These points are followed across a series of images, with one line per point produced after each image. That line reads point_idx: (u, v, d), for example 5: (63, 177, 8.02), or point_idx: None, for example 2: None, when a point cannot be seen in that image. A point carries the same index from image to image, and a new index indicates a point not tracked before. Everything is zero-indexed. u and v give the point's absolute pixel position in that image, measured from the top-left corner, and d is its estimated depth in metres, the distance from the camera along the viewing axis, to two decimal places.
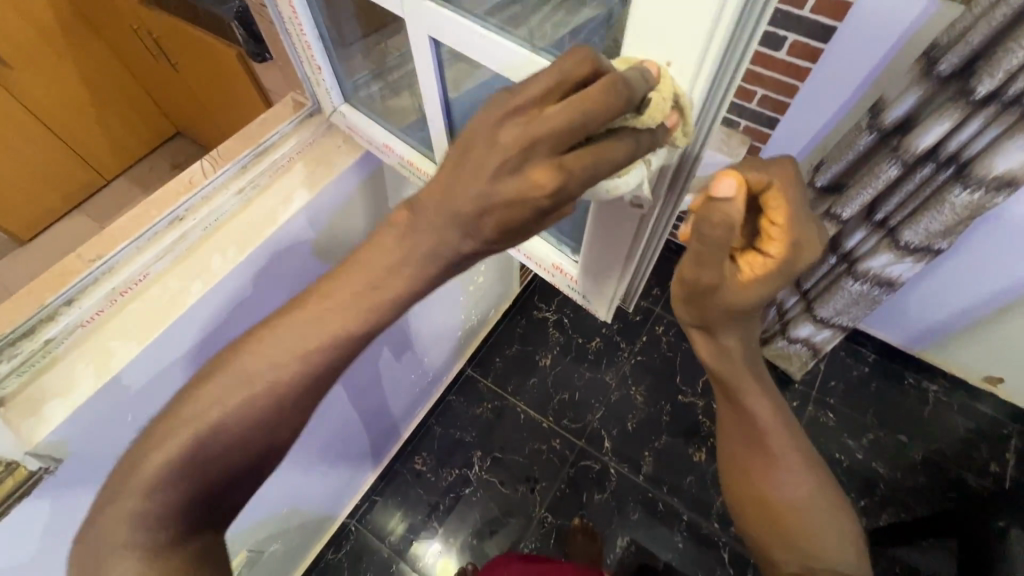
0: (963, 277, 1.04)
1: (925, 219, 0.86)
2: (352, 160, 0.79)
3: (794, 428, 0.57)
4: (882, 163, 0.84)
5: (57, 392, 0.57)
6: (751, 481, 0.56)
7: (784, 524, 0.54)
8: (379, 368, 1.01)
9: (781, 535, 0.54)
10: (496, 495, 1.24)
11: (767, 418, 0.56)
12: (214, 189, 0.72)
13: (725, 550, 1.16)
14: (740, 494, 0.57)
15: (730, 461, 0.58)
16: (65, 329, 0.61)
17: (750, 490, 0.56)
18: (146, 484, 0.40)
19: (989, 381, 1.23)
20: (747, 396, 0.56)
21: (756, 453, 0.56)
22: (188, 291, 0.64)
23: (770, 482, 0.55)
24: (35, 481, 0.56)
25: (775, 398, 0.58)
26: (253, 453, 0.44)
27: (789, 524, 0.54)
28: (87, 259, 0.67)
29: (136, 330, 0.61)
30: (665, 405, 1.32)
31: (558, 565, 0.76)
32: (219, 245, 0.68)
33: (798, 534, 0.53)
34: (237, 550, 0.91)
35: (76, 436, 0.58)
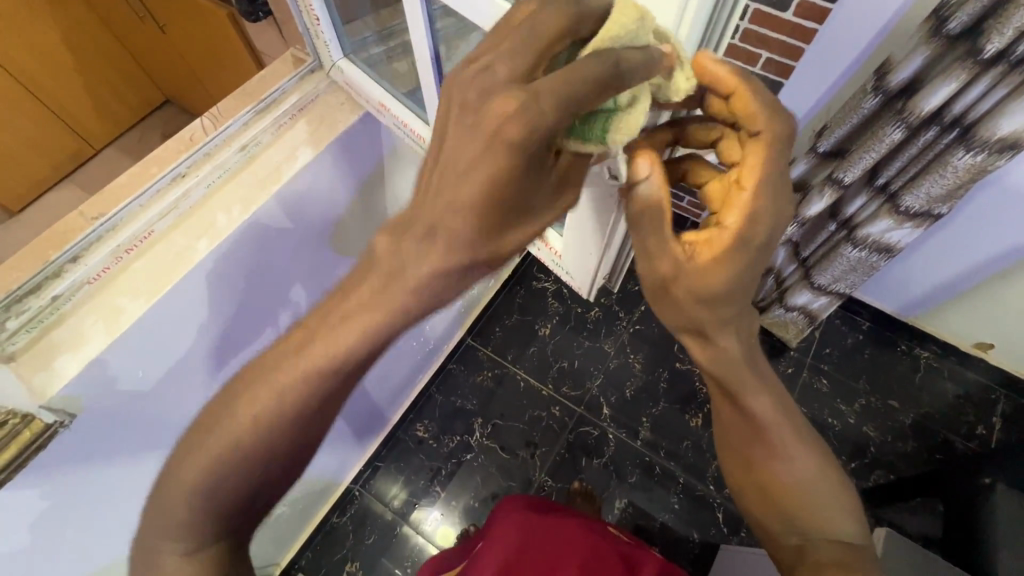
0: (961, 244, 1.04)
1: (927, 183, 0.86)
2: (355, 118, 0.85)
3: (793, 414, 0.57)
4: (886, 127, 0.83)
5: (68, 347, 0.63)
6: (751, 469, 0.56)
7: (786, 508, 0.54)
8: None
9: (778, 513, 0.55)
10: (497, 461, 1.27)
11: (766, 410, 0.56)
12: (218, 144, 0.76)
13: (720, 511, 1.20)
14: (741, 481, 0.58)
15: (730, 449, 0.59)
16: (72, 285, 0.66)
17: (750, 473, 0.57)
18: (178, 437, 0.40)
19: (980, 348, 1.25)
20: (744, 389, 0.56)
21: (755, 442, 0.56)
22: (194, 248, 0.70)
23: (770, 470, 0.55)
24: (52, 434, 0.60)
25: (772, 385, 0.57)
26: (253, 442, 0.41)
27: (791, 508, 0.54)
28: (89, 217, 0.70)
29: (144, 287, 0.67)
30: (663, 372, 1.34)
31: (561, 520, 0.77)
32: (221, 204, 0.73)
33: (800, 516, 0.54)
34: None
35: (87, 393, 0.64)
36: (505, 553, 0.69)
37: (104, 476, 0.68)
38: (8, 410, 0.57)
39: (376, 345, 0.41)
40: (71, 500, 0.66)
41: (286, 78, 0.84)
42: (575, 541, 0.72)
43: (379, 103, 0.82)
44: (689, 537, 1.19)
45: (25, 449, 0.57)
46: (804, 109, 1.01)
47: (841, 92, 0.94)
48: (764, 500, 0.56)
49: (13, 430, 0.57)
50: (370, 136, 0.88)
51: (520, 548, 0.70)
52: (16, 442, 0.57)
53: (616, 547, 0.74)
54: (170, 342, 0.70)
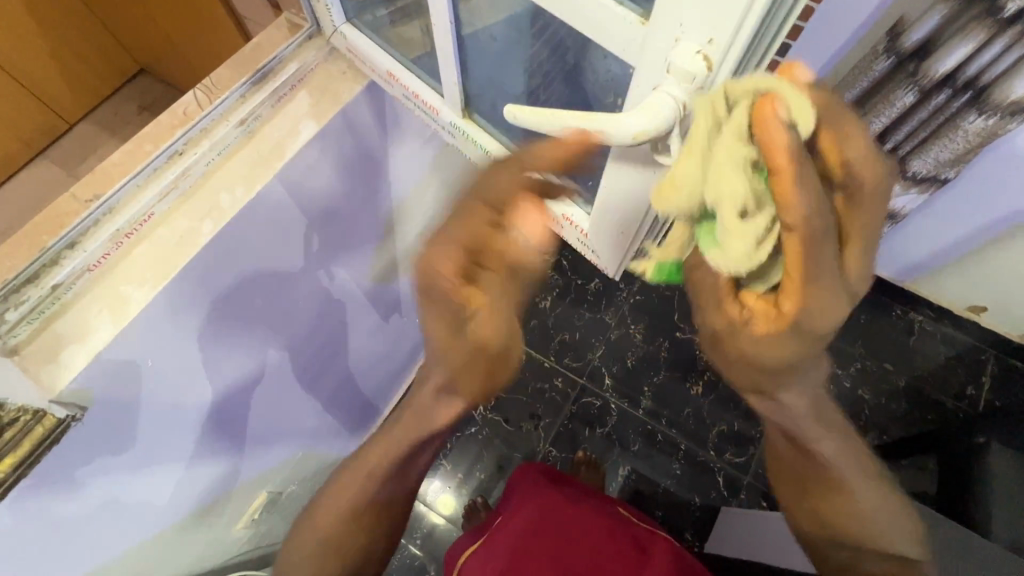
0: (959, 209, 1.03)
1: (936, 146, 0.85)
2: (359, 88, 0.80)
3: (857, 455, 0.62)
4: (897, 90, 0.80)
5: (74, 338, 0.60)
6: (812, 501, 0.63)
7: (843, 534, 0.61)
8: (366, 332, 1.01)
9: (834, 537, 0.61)
10: (501, 432, 1.28)
11: (834, 456, 0.60)
12: (215, 119, 0.72)
13: (721, 474, 1.23)
14: (800, 515, 0.64)
15: (795, 485, 0.64)
16: (72, 273, 0.62)
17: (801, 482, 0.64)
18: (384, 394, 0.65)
19: (972, 310, 1.26)
20: (813, 441, 0.60)
21: (819, 481, 0.62)
22: (199, 230, 0.66)
23: (835, 504, 0.61)
24: (64, 429, 0.57)
25: (842, 438, 0.61)
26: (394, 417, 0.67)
27: (852, 534, 0.60)
28: (83, 200, 0.65)
29: (149, 273, 0.63)
30: (663, 341, 1.33)
31: (563, 491, 0.78)
32: (226, 181, 0.69)
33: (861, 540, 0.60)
34: (257, 493, 0.92)
35: (98, 384, 0.60)
36: (517, 536, 0.70)
37: (124, 481, 0.66)
38: (21, 407, 0.55)
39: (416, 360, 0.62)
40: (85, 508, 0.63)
41: (284, 44, 0.79)
42: (583, 518, 0.72)
43: (389, 72, 0.81)
44: (691, 501, 1.22)
45: (38, 446, 0.54)
46: None
47: None
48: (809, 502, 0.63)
49: (25, 426, 0.54)
50: (377, 106, 0.83)
51: (533, 526, 0.71)
52: (29, 439, 0.54)
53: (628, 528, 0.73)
54: (187, 327, 0.67)
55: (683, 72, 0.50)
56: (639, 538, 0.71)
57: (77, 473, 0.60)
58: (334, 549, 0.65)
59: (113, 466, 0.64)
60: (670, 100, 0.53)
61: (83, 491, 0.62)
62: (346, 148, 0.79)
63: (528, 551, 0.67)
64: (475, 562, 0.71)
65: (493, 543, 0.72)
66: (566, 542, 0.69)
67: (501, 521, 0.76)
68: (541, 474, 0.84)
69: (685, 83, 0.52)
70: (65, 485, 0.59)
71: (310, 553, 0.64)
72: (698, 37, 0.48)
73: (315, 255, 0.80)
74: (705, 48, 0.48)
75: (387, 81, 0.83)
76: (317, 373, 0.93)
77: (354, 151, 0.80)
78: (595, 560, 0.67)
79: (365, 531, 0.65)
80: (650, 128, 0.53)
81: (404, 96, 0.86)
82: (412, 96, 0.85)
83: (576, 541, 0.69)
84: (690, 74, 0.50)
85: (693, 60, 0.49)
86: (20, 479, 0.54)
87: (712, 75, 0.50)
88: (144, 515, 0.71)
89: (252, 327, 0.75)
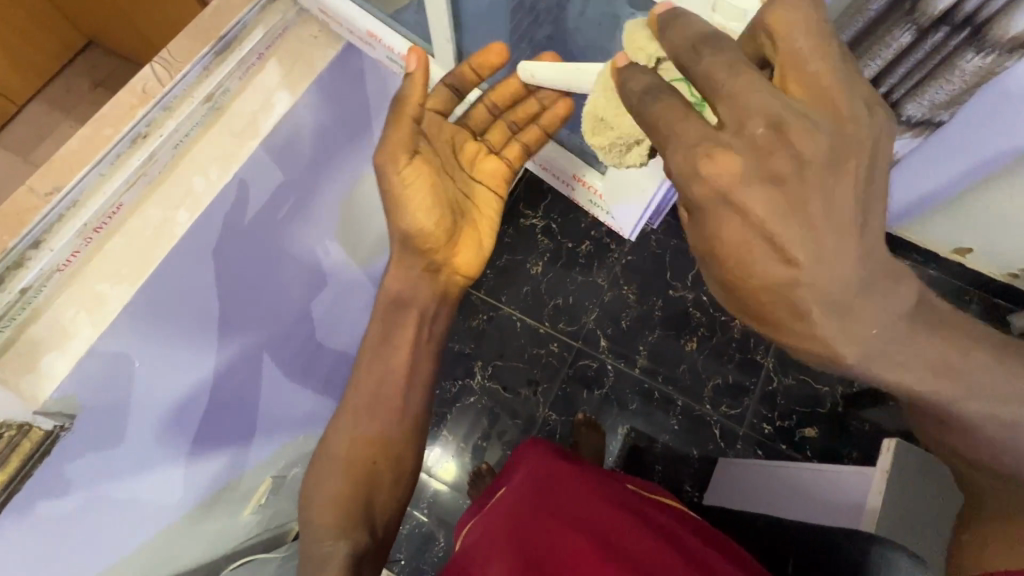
0: (949, 151, 1.00)
1: (931, 89, 0.84)
2: (332, 56, 0.76)
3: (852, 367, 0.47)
4: (894, 30, 0.76)
5: (52, 345, 0.57)
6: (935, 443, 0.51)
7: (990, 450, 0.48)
8: (358, 314, 0.98)
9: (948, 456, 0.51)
10: (500, 400, 1.29)
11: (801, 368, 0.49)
12: (178, 95, 0.64)
13: (716, 427, 1.26)
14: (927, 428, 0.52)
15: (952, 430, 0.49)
16: (38, 276, 0.56)
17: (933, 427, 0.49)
18: (397, 332, 0.71)
19: (958, 252, 1.27)
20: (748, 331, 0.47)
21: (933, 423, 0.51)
22: (174, 221, 0.63)
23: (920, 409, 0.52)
24: (55, 440, 0.55)
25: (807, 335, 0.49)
26: (399, 362, 0.71)
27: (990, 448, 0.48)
28: (42, 193, 0.56)
29: (126, 270, 0.60)
30: (657, 300, 1.32)
31: (579, 471, 0.76)
32: (198, 165, 0.65)
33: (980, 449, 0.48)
34: (261, 480, 0.91)
35: (83, 390, 0.58)
36: (513, 518, 0.67)
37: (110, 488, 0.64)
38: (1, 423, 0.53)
39: (419, 290, 0.72)
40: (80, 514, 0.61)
41: (248, 7, 0.68)
42: (591, 495, 0.69)
43: (368, 32, 0.75)
44: (689, 454, 1.25)
45: (28, 461, 0.53)
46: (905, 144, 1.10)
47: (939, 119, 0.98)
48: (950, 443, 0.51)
49: (11, 442, 0.52)
50: (351, 72, 0.80)
51: (528, 509, 0.68)
52: (19, 453, 0.53)
53: (636, 504, 0.72)
54: (172, 322, 0.65)
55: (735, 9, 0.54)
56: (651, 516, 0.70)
57: (63, 487, 0.58)
58: (325, 536, 0.63)
59: (108, 471, 0.63)
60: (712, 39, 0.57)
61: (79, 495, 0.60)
62: (322, 125, 0.76)
63: (521, 531, 0.64)
64: (466, 551, 0.69)
65: (487, 528, 0.69)
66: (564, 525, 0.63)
67: (500, 499, 0.76)
68: (553, 449, 0.82)
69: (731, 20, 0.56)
70: (44, 500, 0.57)
71: (307, 535, 0.65)
72: None
73: (296, 237, 0.78)
74: None
75: (367, 41, 0.78)
76: (312, 355, 0.92)
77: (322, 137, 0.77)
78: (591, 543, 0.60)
79: (363, 514, 0.65)
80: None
81: (387, 57, 0.80)
82: (397, 57, 0.79)
83: (572, 523, 0.64)
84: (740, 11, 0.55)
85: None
86: (10, 495, 0.52)
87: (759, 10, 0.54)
88: (148, 517, 0.71)
89: (242, 309, 0.73)
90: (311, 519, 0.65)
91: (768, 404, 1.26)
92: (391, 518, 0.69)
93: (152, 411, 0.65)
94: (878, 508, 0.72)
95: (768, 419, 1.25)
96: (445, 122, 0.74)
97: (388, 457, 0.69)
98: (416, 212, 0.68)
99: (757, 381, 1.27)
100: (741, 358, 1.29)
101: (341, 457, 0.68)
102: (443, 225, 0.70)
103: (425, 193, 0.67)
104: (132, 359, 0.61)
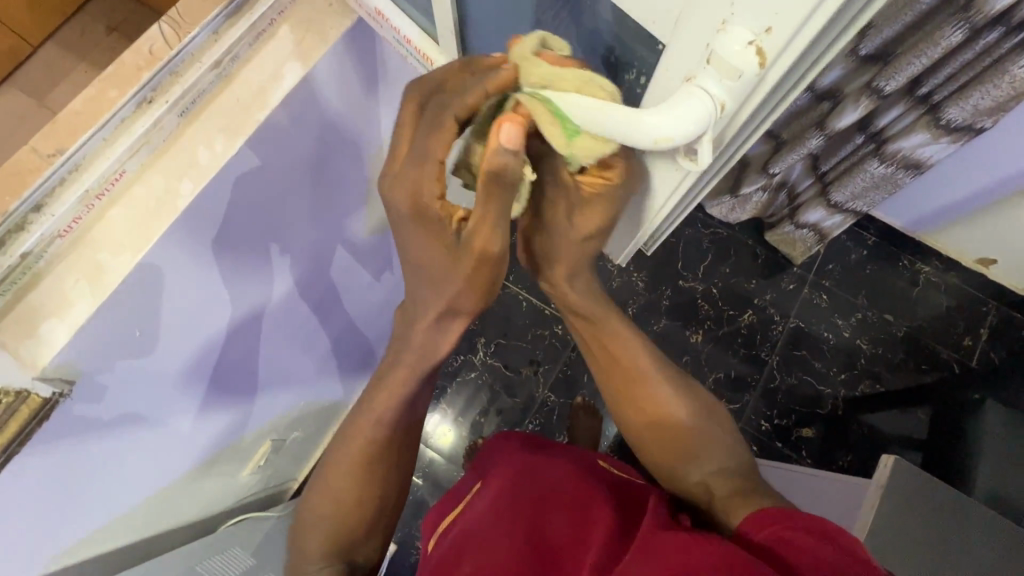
0: (984, 157, 0.97)
1: (976, 94, 0.77)
2: (345, 28, 0.71)
3: (668, 374, 0.70)
4: (944, 28, 0.69)
5: (50, 312, 0.54)
6: (678, 431, 0.66)
7: (687, 446, 0.65)
8: (359, 290, 1.00)
9: (678, 457, 0.66)
10: (501, 377, 1.30)
11: (644, 359, 0.70)
12: (185, 58, 0.62)
13: None
14: (675, 447, 0.66)
15: (682, 433, 0.66)
16: (39, 241, 0.55)
17: (667, 434, 0.67)
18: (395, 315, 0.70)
19: (982, 262, 1.23)
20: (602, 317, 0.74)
21: (681, 430, 0.66)
22: (178, 190, 0.60)
23: (675, 416, 0.67)
24: (53, 406, 0.54)
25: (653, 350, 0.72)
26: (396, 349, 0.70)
27: (689, 446, 0.65)
28: (44, 154, 0.55)
29: (128, 239, 0.58)
30: (666, 290, 1.30)
31: (553, 459, 0.75)
32: (205, 131, 0.63)
33: (690, 453, 0.65)
34: (260, 441, 0.94)
35: (82, 357, 0.56)
36: (492, 510, 0.65)
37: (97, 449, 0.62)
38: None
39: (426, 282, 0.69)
40: (75, 474, 0.61)
41: None
42: (568, 480, 0.69)
43: (376, 11, 0.71)
44: None
45: (28, 423, 0.52)
46: (937, 201, 1.12)
47: (970, 181, 1.03)
48: (611, 383, 0.72)
49: (9, 408, 0.52)
50: (364, 46, 0.77)
51: (504, 500, 0.66)
52: (17, 419, 0.52)
53: (614, 480, 0.72)
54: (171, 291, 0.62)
55: (728, 67, 0.43)
56: (634, 492, 0.68)
57: (56, 444, 0.57)
58: (313, 559, 0.65)
59: (140, 407, 0.65)
60: (706, 97, 0.47)
61: (65, 462, 0.59)
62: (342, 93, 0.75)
63: (502, 524, 0.62)
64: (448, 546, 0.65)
65: (467, 523, 0.67)
66: (540, 511, 0.64)
67: (478, 497, 0.72)
68: (524, 441, 0.80)
69: (725, 77, 0.45)
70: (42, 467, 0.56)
71: (297, 549, 0.67)
72: (751, 25, 0.40)
73: (305, 209, 0.77)
74: (760, 40, 0.41)
75: (375, 19, 0.73)
76: (314, 328, 0.92)
77: (332, 111, 0.74)
78: (574, 530, 0.60)
79: (365, 526, 0.66)
80: (675, 130, 0.48)
81: (393, 38, 0.76)
82: (404, 41, 0.76)
83: (550, 508, 0.64)
84: (736, 70, 0.43)
85: (741, 53, 0.42)
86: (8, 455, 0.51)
87: (764, 71, 0.43)
88: (153, 469, 0.73)
89: (249, 291, 0.73)
90: (304, 544, 0.66)
91: (769, 401, 1.25)
92: (375, 547, 0.69)
93: (172, 367, 0.67)
94: (870, 522, 0.71)
95: (767, 417, 1.25)
96: (427, 163, 0.54)
97: (384, 482, 0.66)
98: (463, 297, 0.57)
99: (760, 377, 1.27)
100: (746, 353, 1.28)
101: (345, 500, 0.64)
102: (469, 289, 0.56)
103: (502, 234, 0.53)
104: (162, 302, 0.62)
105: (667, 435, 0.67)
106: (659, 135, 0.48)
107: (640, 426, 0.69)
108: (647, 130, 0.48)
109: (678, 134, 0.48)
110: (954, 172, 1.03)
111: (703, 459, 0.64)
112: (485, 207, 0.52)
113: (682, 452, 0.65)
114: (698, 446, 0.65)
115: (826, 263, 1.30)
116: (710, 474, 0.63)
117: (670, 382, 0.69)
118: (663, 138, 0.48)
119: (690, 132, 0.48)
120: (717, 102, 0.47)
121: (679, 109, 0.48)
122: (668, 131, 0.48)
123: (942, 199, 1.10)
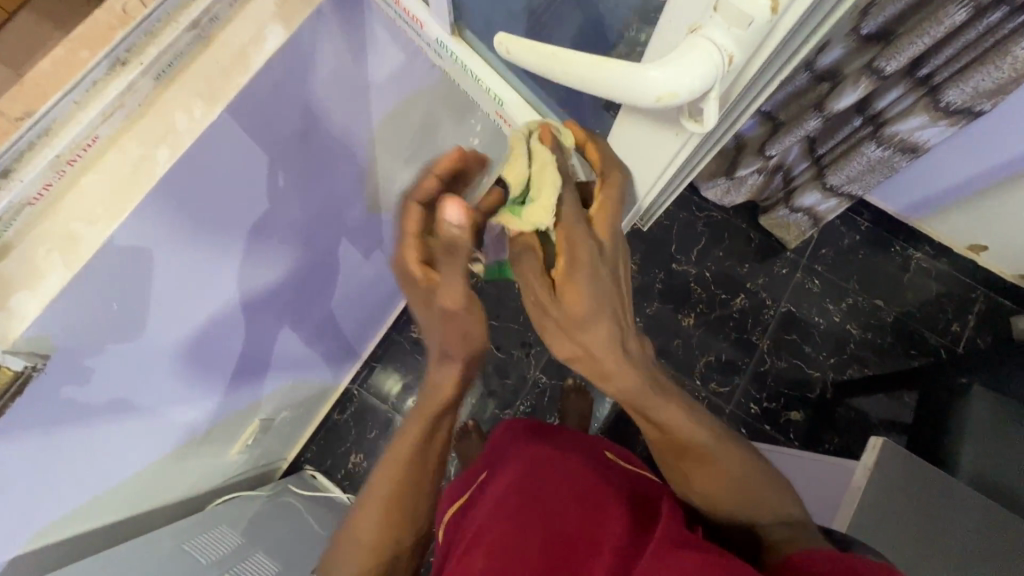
0: (982, 141, 0.96)
1: (977, 75, 0.76)
2: None
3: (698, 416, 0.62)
4: (949, 6, 0.68)
5: (21, 284, 0.51)
6: (722, 477, 0.61)
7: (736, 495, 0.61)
8: (347, 268, 0.98)
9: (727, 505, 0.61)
10: (493, 359, 1.29)
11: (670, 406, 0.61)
12: (162, 17, 0.56)
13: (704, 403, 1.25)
14: (721, 494, 0.61)
15: (727, 480, 0.61)
16: (7, 209, 0.51)
17: (710, 484, 0.61)
18: None
19: (972, 249, 1.24)
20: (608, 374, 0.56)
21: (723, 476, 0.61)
22: (155, 158, 0.56)
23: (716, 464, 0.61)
24: (26, 379, 0.52)
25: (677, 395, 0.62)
26: None
27: (738, 494, 0.60)
28: (14, 116, 0.50)
29: (102, 208, 0.54)
30: (660, 273, 1.30)
31: (566, 455, 0.73)
32: (183, 95, 0.58)
33: (738, 499, 0.61)
34: (250, 420, 0.93)
35: (59, 329, 0.53)
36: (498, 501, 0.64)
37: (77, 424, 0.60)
38: None
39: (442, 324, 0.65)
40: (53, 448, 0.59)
41: None
42: (576, 476, 0.68)
43: None
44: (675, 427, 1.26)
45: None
46: (933, 184, 1.11)
47: (969, 163, 1.01)
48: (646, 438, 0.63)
49: None
50: None
51: (514, 492, 0.65)
52: None
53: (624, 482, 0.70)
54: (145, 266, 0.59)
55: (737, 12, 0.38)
56: (646, 496, 0.67)
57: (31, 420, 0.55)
58: None
59: (126, 387, 0.65)
60: (712, 48, 0.41)
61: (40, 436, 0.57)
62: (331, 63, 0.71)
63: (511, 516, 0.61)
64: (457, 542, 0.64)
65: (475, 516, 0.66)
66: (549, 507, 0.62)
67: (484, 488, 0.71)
68: (531, 431, 0.80)
69: (733, 23, 0.39)
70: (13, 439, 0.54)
71: None
72: None
73: (291, 181, 0.75)
74: None
75: None
76: (303, 307, 0.91)
77: (319, 82, 0.70)
78: (584, 528, 0.59)
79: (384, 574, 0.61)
80: (680, 85, 0.42)
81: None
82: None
83: (561, 504, 0.62)
84: (746, 16, 0.38)
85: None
86: None
87: (776, 18, 0.38)
88: (138, 445, 0.72)
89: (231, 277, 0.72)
90: None
91: (758, 384, 1.26)
92: None
93: (160, 346, 0.66)
94: (857, 503, 0.72)
95: (757, 400, 1.26)
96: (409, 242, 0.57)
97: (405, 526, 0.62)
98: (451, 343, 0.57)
99: (751, 360, 1.27)
100: (738, 336, 1.28)
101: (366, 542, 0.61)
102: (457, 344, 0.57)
103: (460, 288, 0.54)
104: (150, 281, 0.61)
105: (710, 482, 0.61)
106: (661, 92, 0.42)
107: (678, 473, 0.63)
108: (646, 87, 0.43)
109: (683, 90, 0.42)
110: (955, 155, 1.01)
111: (754, 506, 0.60)
112: (453, 275, 0.53)
113: (729, 499, 0.61)
114: (743, 492, 0.61)
115: (820, 248, 1.30)
116: (760, 518, 0.60)
117: (704, 428, 0.61)
118: (666, 94, 0.43)
119: (699, 88, 0.42)
120: (725, 54, 0.41)
121: (681, 61, 0.41)
122: (670, 88, 0.42)
123: (944, 180, 1.09)
